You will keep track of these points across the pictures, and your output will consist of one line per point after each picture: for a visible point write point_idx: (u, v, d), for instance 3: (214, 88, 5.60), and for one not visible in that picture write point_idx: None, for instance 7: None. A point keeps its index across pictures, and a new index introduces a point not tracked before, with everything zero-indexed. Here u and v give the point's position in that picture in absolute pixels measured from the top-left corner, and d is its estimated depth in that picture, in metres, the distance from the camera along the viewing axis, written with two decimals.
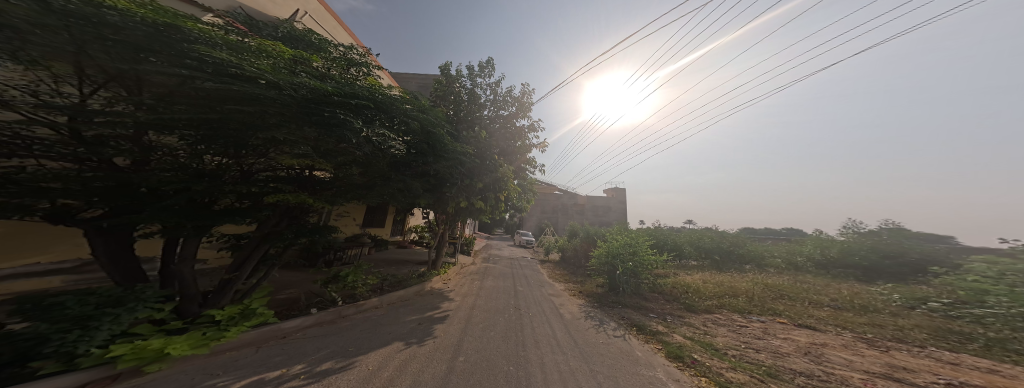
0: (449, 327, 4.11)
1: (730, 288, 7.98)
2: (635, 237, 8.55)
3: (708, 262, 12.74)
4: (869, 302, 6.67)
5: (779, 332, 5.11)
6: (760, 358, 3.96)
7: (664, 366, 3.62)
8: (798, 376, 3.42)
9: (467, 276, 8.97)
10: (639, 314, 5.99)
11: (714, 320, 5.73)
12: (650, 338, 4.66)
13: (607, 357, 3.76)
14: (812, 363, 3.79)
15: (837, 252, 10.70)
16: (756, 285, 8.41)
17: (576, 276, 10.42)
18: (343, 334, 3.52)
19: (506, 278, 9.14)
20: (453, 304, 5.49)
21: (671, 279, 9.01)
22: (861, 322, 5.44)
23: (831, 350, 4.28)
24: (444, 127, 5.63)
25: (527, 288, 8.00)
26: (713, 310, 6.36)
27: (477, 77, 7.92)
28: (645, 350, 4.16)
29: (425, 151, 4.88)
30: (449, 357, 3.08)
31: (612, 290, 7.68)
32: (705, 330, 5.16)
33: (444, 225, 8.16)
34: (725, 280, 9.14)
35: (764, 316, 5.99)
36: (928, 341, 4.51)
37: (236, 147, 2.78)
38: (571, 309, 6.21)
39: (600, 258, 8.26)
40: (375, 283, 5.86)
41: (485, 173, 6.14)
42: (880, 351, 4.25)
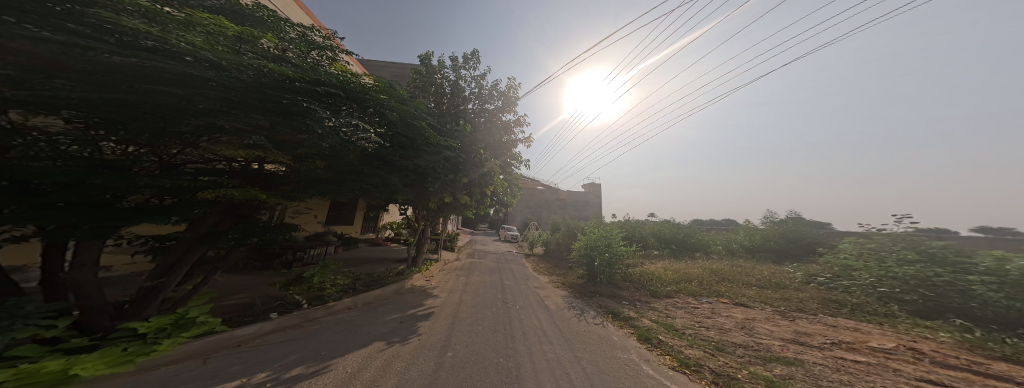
0: (435, 324, 4.08)
1: (684, 274, 8.89)
2: (610, 230, 9.08)
3: (668, 251, 13.99)
4: (784, 279, 7.92)
5: (722, 311, 5.82)
6: (710, 335, 4.51)
7: (637, 348, 3.96)
8: (736, 347, 3.98)
9: (452, 272, 8.90)
10: (613, 301, 6.43)
11: (673, 304, 6.34)
12: (628, 322, 5.05)
13: (593, 343, 4.01)
14: (745, 335, 4.48)
15: (758, 238, 12.37)
16: (704, 270, 9.46)
17: (555, 268, 10.83)
18: (311, 338, 3.29)
19: (492, 273, 9.23)
20: (436, 300, 5.43)
21: (640, 268, 9.75)
22: (794, 298, 6.37)
23: (762, 324, 5.01)
24: (425, 118, 5.44)
25: (514, 281, 8.18)
26: (677, 294, 7.02)
27: (460, 69, 7.70)
28: (614, 333, 4.54)
29: (404, 145, 4.84)
30: (437, 353, 3.09)
31: (590, 281, 8.12)
32: (665, 313, 5.71)
33: (423, 221, 7.94)
34: (682, 267, 10.14)
35: (712, 297, 6.76)
36: (842, 314, 5.41)
37: (157, 136, 2.36)
38: (551, 299, 6.49)
39: (580, 250, 8.71)
40: (346, 283, 5.54)
41: (472, 168, 6.16)
42: (809, 323, 5.04)
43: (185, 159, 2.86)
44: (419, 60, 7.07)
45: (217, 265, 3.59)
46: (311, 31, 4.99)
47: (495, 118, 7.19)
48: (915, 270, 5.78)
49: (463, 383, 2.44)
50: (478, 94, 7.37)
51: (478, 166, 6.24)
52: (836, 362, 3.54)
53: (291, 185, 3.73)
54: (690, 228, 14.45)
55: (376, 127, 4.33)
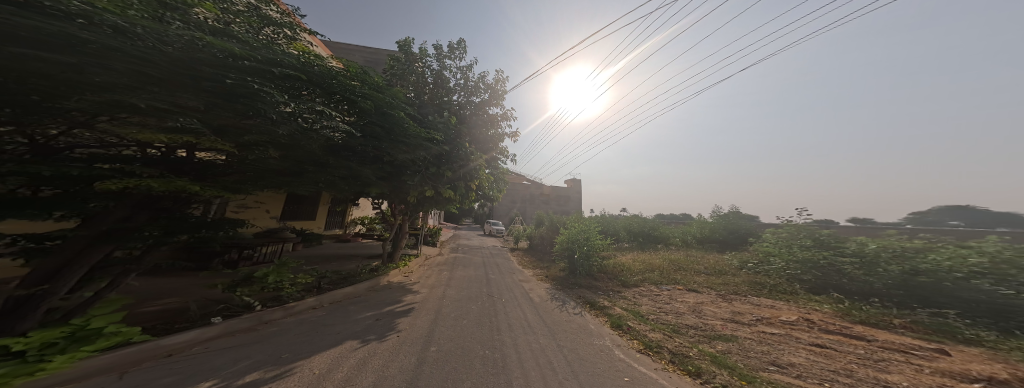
0: (415, 320, 3.94)
1: (648, 264, 9.61)
2: (588, 224, 9.47)
3: (635, 243, 14.99)
4: (720, 266, 8.87)
5: (678, 296, 6.41)
6: (669, 319, 4.95)
7: (609, 335, 4.22)
8: (689, 329, 4.43)
9: (434, 267, 8.67)
10: (589, 292, 6.75)
11: (640, 292, 6.83)
12: (603, 311, 5.36)
13: (574, 332, 4.21)
14: (696, 317, 5.01)
15: (705, 231, 13.70)
16: (664, 260, 10.31)
17: (534, 262, 11.07)
18: (269, 340, 2.90)
19: (475, 267, 9.17)
20: (416, 296, 5.24)
21: (613, 260, 10.32)
22: (744, 282, 7.19)
23: (707, 306, 5.63)
24: (404, 109, 5.15)
25: (499, 275, 8.21)
26: (647, 283, 7.57)
27: (444, 58, 7.41)
28: (586, 321, 4.77)
29: (378, 136, 4.55)
30: (420, 349, 3.00)
31: (567, 274, 8.44)
32: (633, 301, 6.13)
33: (400, 216, 7.56)
34: (647, 258, 10.94)
35: (670, 285, 7.37)
36: (782, 296, 6.23)
37: (26, 112, 1.67)
38: (531, 291, 6.62)
39: (562, 243, 9.03)
40: (309, 282, 5.06)
41: (456, 161, 5.98)
42: (758, 305, 5.72)
43: (70, 142, 2.04)
44: (398, 46, 6.64)
45: (129, 268, 2.72)
46: (263, 5, 4.28)
47: (479, 112, 7.04)
48: (820, 257, 7.01)
49: (448, 376, 2.41)
50: (462, 86, 7.16)
51: (466, 159, 6.06)
52: (757, 335, 4.14)
53: (236, 175, 2.99)
54: (656, 222, 15.63)
55: (344, 115, 4.04)
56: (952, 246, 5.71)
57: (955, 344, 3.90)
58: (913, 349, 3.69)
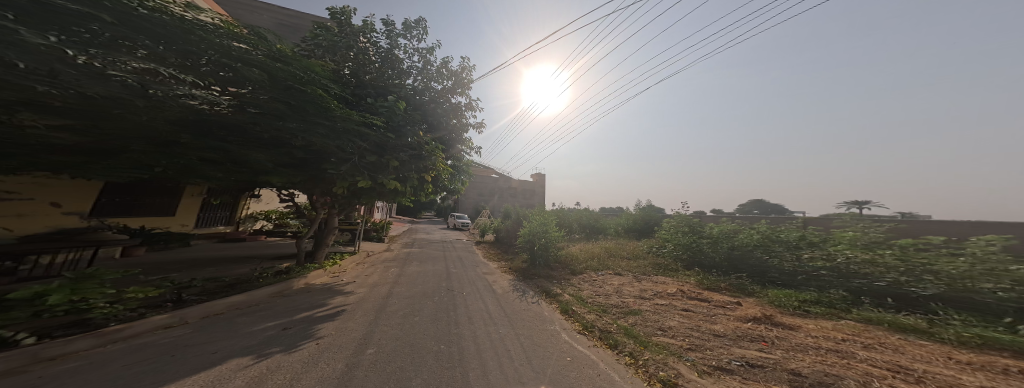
0: (349, 322, 3.51)
1: (590, 253, 10.71)
2: (547, 217, 10.03)
3: (583, 235, 16.50)
4: (638, 251, 10.51)
5: (608, 280, 7.39)
6: (607, 300, 5.67)
7: (557, 320, 4.63)
8: (613, 308, 5.18)
9: (379, 264, 7.92)
10: (545, 281, 7.22)
11: (584, 279, 7.59)
12: (555, 298, 5.78)
13: (530, 322, 4.39)
14: (618, 297, 5.88)
15: (629, 221, 15.93)
16: (600, 248, 11.66)
17: (491, 255, 11.14)
18: (61, 382, 1.56)
19: (431, 262, 8.75)
20: (350, 298, 4.68)
21: (565, 251, 11.16)
22: (662, 263, 8.72)
23: (626, 287, 6.66)
24: (328, 87, 4.57)
25: (460, 269, 8.02)
26: (592, 270, 8.53)
27: (395, 36, 6.69)
28: (535, 310, 5.02)
29: (284, 114, 3.90)
30: (354, 352, 2.66)
31: (523, 267, 8.74)
32: (577, 287, 6.80)
33: (326, 209, 6.53)
34: (591, 247, 12.18)
35: (605, 270, 8.43)
36: (687, 272, 7.79)
37: None
38: (486, 283, 6.61)
39: (524, 236, 9.41)
40: (160, 295, 3.70)
41: (402, 149, 5.29)
42: (670, 282, 7.03)
43: None
44: (330, 15, 5.70)
45: None
46: None
47: (433, 100, 6.57)
48: (688, 241, 8.78)
49: (390, 375, 2.20)
50: (419, 73, 6.71)
51: (408, 149, 5.35)
52: (655, 307, 5.10)
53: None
54: (599, 216, 17.59)
55: (202, 79, 3.43)
56: (748, 228, 8.25)
57: (785, 293, 5.46)
58: (763, 304, 5.08)
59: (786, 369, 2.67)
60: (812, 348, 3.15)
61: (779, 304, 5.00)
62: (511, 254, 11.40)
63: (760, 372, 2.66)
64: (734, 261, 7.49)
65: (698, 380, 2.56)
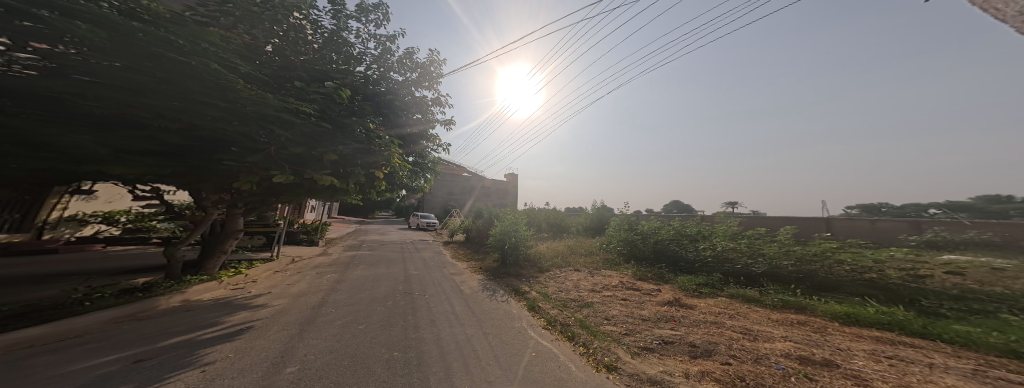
0: (260, 339, 3.06)
1: (553, 251, 11.16)
2: (518, 218, 10.08)
3: (548, 234, 17.19)
4: (593, 248, 11.30)
5: (568, 276, 7.84)
6: (571, 294, 6.00)
7: (524, 316, 4.73)
8: (572, 302, 5.50)
9: (309, 271, 7.09)
10: (515, 280, 7.30)
11: (551, 276, 7.87)
12: (518, 297, 5.83)
13: (492, 321, 4.33)
14: (575, 291, 6.26)
15: (587, 220, 17.12)
16: (561, 246, 12.28)
17: (457, 255, 10.80)
18: None
19: (380, 264, 8.16)
20: (264, 311, 4.06)
21: (534, 249, 11.44)
22: (618, 257, 9.51)
23: (582, 281, 7.12)
24: (239, 65, 3.76)
25: (423, 271, 7.60)
26: (557, 266, 8.93)
27: (347, 15, 6.06)
28: (496, 308, 4.98)
29: (145, 88, 2.71)
30: (268, 372, 2.34)
31: (494, 267, 8.63)
32: (543, 284, 6.97)
33: (222, 208, 5.53)
34: (553, 246, 12.74)
35: (568, 267, 8.88)
36: (638, 264, 8.62)
37: None
38: (448, 285, 6.35)
39: (495, 236, 9.35)
40: None
41: (337, 142, 4.61)
42: (623, 275, 7.67)
43: None
44: None
45: None
46: None
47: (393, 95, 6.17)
48: (626, 236, 9.61)
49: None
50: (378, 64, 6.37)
51: (348, 141, 4.74)
52: (604, 298, 5.57)
53: None
54: (566, 215, 18.46)
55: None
56: (668, 225, 9.28)
57: (689, 278, 6.54)
58: (693, 290, 5.87)
59: (687, 342, 3.22)
60: (700, 323, 3.89)
61: (698, 288, 5.90)
62: (479, 254, 11.23)
63: (671, 347, 3.13)
64: (659, 253, 8.59)
65: (631, 361, 2.87)
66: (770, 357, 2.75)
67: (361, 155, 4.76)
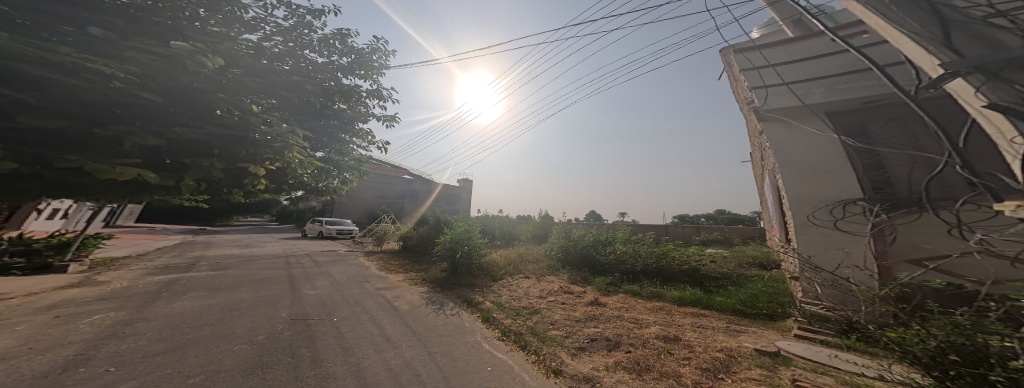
0: None
1: (507, 255, 9.51)
2: (472, 224, 7.94)
3: (495, 241, 15.84)
4: (530, 253, 10.18)
5: (517, 282, 6.26)
6: (525, 301, 4.92)
7: (478, 329, 3.62)
8: (526, 308, 4.51)
9: (126, 294, 4.09)
10: (467, 290, 5.45)
11: (506, 284, 6.06)
12: (462, 309, 4.42)
13: (429, 339, 3.03)
14: (525, 298, 5.12)
15: (533, 227, 16.63)
16: (511, 253, 10.61)
17: (380, 263, 8.19)
18: None
19: (256, 279, 5.49)
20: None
21: (490, 256, 9.31)
22: (560, 263, 7.88)
23: (529, 286, 5.91)
24: None
25: (335, 287, 5.15)
26: (508, 273, 6.92)
27: None
28: (435, 323, 3.66)
29: None
30: None
31: (437, 276, 6.49)
32: (496, 293, 5.37)
33: None
34: (504, 252, 10.75)
35: (519, 274, 7.01)
36: (578, 270, 7.28)
37: None
38: (368, 302, 4.27)
39: (443, 244, 6.81)
40: None
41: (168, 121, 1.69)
42: (562, 279, 6.66)
43: None
44: None
45: None
46: None
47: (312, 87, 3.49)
48: (563, 245, 8.09)
49: None
50: (287, 48, 3.55)
51: (167, 123, 1.69)
52: (550, 302, 4.84)
53: None
54: (517, 222, 17.82)
55: None
56: (593, 237, 7.92)
57: (601, 279, 6.26)
58: (629, 293, 5.30)
59: (603, 337, 3.24)
60: (615, 317, 3.95)
61: (637, 292, 5.22)
62: (405, 260, 8.67)
63: (597, 343, 3.07)
64: (590, 257, 7.43)
65: (570, 361, 2.61)
66: (651, 341, 3.10)
67: (231, 142, 1.89)
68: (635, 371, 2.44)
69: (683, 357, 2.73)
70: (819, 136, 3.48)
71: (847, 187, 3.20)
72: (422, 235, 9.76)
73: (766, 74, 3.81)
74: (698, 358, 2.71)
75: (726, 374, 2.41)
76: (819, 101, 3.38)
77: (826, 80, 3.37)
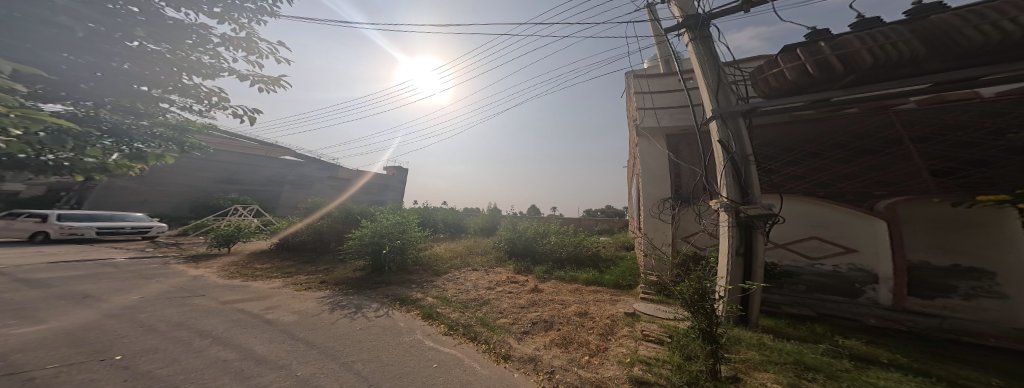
0: None
1: (452, 249, 9.22)
2: (404, 215, 7.22)
3: (442, 234, 15.45)
4: (476, 245, 10.21)
5: (465, 275, 6.17)
6: (471, 293, 4.88)
7: (421, 327, 3.37)
8: (474, 301, 4.45)
9: None
10: (398, 287, 4.89)
11: (449, 277, 5.91)
12: (371, 312, 3.70)
13: (338, 350, 2.46)
14: (474, 290, 5.07)
15: (480, 220, 16.78)
16: (458, 246, 10.42)
17: (242, 269, 6.10)
18: None
19: (64, 292, 3.77)
20: None
21: (430, 250, 8.85)
22: (506, 254, 8.35)
23: (479, 279, 5.90)
24: None
25: (214, 296, 4.00)
26: (455, 266, 6.86)
27: None
28: (342, 331, 2.96)
29: None
30: None
31: (340, 279, 5.43)
32: (443, 287, 5.12)
33: None
34: (450, 245, 10.50)
35: (466, 266, 6.98)
36: (522, 261, 7.82)
37: None
38: (211, 324, 2.88)
39: (363, 239, 5.90)
40: None
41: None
42: (507, 269, 7.06)
43: None
44: None
45: None
46: None
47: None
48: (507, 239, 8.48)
49: None
50: None
51: None
52: (496, 293, 4.95)
53: None
54: (463, 215, 17.61)
55: None
56: (533, 232, 8.54)
57: (543, 268, 6.79)
58: (561, 279, 6.03)
59: (538, 320, 3.69)
60: (551, 300, 4.57)
61: (562, 277, 6.10)
62: (287, 263, 6.91)
63: (538, 326, 3.50)
64: (534, 249, 8.04)
65: (517, 346, 2.89)
66: (571, 318, 3.76)
67: None
68: (563, 344, 2.97)
69: (592, 327, 3.45)
70: (659, 151, 4.84)
71: (667, 190, 4.68)
72: (321, 228, 8.32)
73: (644, 98, 4.92)
74: (597, 326, 3.49)
75: (611, 336, 3.22)
76: (666, 124, 4.62)
77: (671, 110, 4.65)
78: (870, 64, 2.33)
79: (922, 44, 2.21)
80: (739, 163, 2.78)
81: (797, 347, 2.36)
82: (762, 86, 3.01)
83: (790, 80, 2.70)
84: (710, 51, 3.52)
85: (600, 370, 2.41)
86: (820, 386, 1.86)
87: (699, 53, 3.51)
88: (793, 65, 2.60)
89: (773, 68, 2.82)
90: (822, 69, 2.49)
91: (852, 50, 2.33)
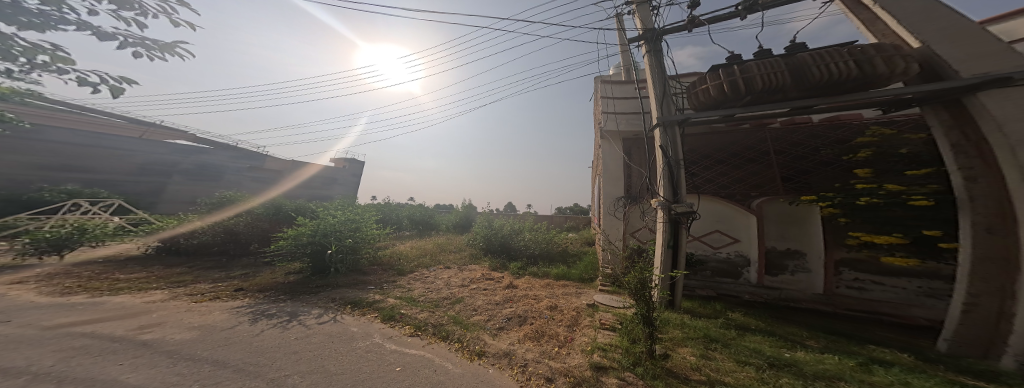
0: None
1: (420, 247, 8.76)
2: (356, 212, 6.59)
3: (411, 232, 14.71)
4: (447, 243, 9.87)
5: (438, 274, 5.89)
6: (443, 292, 4.61)
7: (380, 330, 2.84)
8: (444, 300, 4.17)
9: None
10: (350, 290, 4.29)
11: (416, 277, 5.53)
12: (311, 318, 3.08)
13: (261, 366, 1.93)
14: (447, 289, 4.83)
15: (450, 218, 16.33)
16: (429, 243, 9.95)
17: (83, 282, 4.20)
18: None
19: None
20: None
21: (390, 249, 8.17)
22: (482, 251, 8.27)
23: (454, 277, 5.65)
24: None
25: (97, 308, 3.10)
26: (424, 265, 6.54)
27: None
28: (266, 343, 2.34)
29: None
30: None
31: (267, 286, 4.45)
32: (408, 287, 4.72)
33: None
34: (420, 243, 10.01)
35: (437, 264, 6.76)
36: (498, 257, 7.79)
37: None
38: (25, 355, 1.87)
39: (314, 234, 5.15)
40: None
41: None
42: (484, 266, 6.98)
43: None
44: None
45: None
46: None
47: None
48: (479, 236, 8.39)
49: None
50: None
51: None
52: (472, 291, 4.78)
53: None
54: (432, 212, 16.96)
55: None
56: (505, 230, 8.53)
57: (519, 265, 6.75)
58: (535, 275, 6.13)
59: (509, 315, 3.66)
60: (525, 296, 4.58)
61: (535, 273, 6.19)
62: (176, 270, 5.27)
63: (514, 322, 3.45)
64: (506, 246, 8.05)
65: (492, 342, 2.75)
66: (542, 312, 3.80)
67: None
68: (536, 338, 2.97)
69: (563, 320, 3.52)
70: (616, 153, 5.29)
71: (620, 189, 5.15)
72: (235, 228, 6.70)
73: (607, 102, 5.33)
74: (565, 318, 3.60)
75: (576, 326, 3.35)
76: (623, 128, 5.07)
77: (628, 116, 5.11)
78: (761, 89, 2.81)
79: (791, 75, 2.68)
80: (672, 166, 3.18)
81: (704, 323, 2.83)
82: (694, 99, 3.44)
83: (710, 95, 3.14)
84: (660, 63, 3.91)
85: (568, 359, 2.41)
86: (718, 354, 2.26)
87: (653, 62, 3.88)
88: (714, 82, 3.05)
89: (702, 83, 3.26)
90: (730, 89, 2.94)
91: (749, 75, 2.81)
